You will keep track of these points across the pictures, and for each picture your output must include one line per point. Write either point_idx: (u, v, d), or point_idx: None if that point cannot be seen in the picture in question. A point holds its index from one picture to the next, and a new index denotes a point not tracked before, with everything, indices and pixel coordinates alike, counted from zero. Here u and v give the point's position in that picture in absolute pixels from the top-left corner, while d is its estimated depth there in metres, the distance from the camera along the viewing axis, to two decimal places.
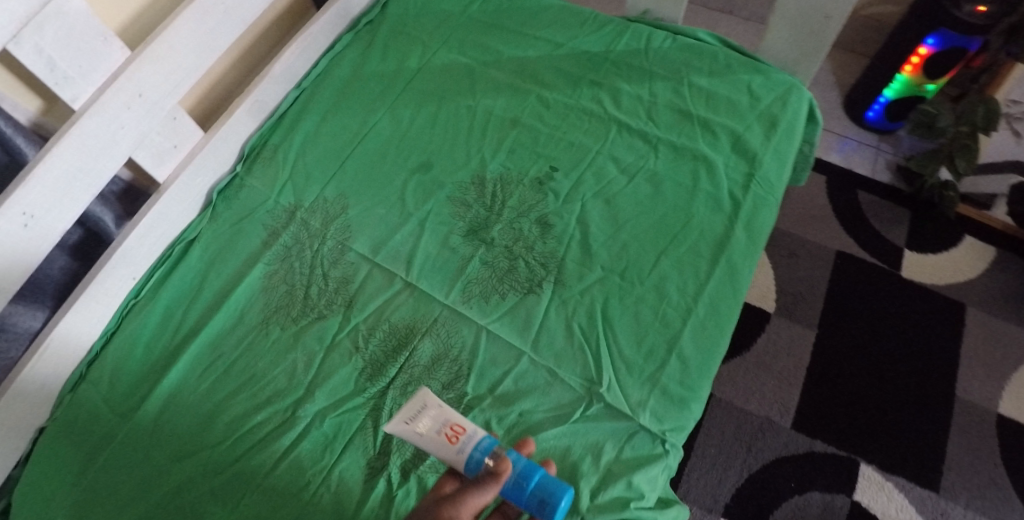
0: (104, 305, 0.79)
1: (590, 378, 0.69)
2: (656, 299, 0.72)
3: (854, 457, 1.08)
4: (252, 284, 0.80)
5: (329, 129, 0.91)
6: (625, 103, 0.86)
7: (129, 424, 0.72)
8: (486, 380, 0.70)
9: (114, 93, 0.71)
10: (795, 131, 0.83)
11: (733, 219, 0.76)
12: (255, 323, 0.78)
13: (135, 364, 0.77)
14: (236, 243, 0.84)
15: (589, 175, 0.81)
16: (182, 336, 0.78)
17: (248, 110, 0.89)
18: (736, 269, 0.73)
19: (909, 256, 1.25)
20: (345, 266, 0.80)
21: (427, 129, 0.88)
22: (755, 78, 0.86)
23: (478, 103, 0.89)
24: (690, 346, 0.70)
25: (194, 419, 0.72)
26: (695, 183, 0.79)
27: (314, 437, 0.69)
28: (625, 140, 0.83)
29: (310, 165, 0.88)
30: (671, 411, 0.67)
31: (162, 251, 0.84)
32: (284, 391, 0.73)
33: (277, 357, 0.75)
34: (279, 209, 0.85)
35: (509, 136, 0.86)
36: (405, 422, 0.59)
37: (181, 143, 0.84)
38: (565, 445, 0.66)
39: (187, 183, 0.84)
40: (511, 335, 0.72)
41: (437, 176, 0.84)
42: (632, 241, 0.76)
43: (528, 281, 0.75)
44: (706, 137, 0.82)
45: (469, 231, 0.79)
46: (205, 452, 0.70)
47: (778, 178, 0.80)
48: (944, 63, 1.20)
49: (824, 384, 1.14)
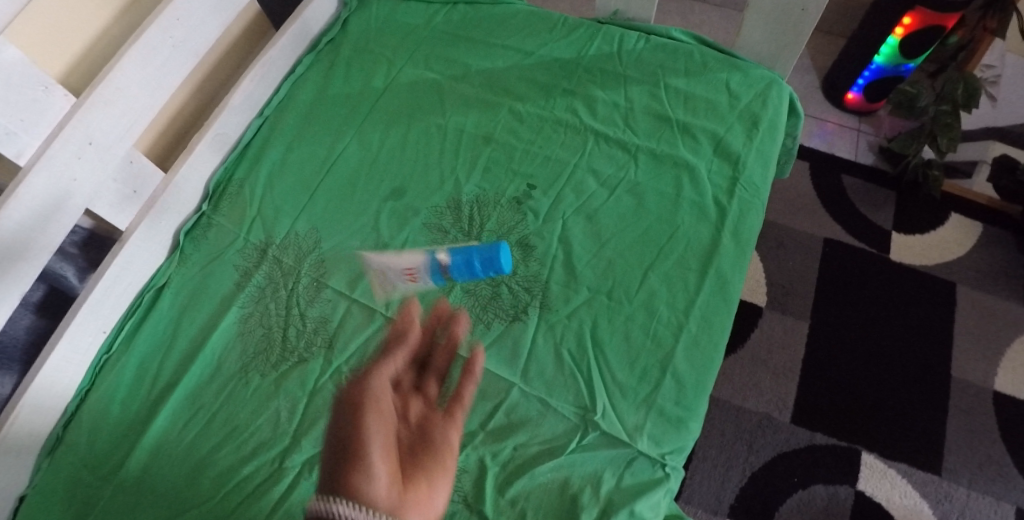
0: (75, 363, 0.75)
1: (584, 405, 0.66)
2: (646, 317, 0.70)
3: (855, 447, 1.07)
4: (228, 329, 0.77)
5: (297, 158, 0.87)
6: (600, 111, 0.83)
7: (110, 489, 0.69)
8: (476, 415, 0.68)
9: (63, 143, 0.67)
10: (777, 129, 0.80)
11: (720, 227, 0.74)
12: (234, 370, 0.75)
13: (112, 423, 0.74)
14: (207, 286, 0.80)
15: (568, 191, 0.78)
16: (159, 390, 0.75)
17: (210, 145, 0.85)
18: (726, 279, 0.71)
19: (897, 237, 1.24)
20: (322, 303, 0.77)
21: (399, 151, 0.85)
22: (732, 76, 0.84)
23: (448, 121, 0.86)
24: (685, 363, 0.68)
25: (178, 478, 0.69)
26: (677, 191, 0.76)
27: (304, 488, 0.67)
28: (603, 151, 0.80)
29: (279, 198, 0.84)
30: (670, 433, 0.65)
31: (131, 301, 0.81)
32: (269, 441, 0.70)
33: (260, 405, 0.72)
34: (250, 247, 0.82)
35: (483, 154, 0.83)
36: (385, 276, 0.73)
37: (142, 189, 0.81)
38: (562, 477, 0.64)
39: (150, 228, 0.81)
40: (499, 367, 0.69)
41: (411, 201, 0.81)
42: (617, 257, 0.73)
43: (512, 308, 0.72)
44: (686, 142, 0.79)
45: None
46: (192, 513, 0.67)
47: (762, 179, 0.77)
48: (921, 43, 1.18)
49: (821, 374, 1.12)
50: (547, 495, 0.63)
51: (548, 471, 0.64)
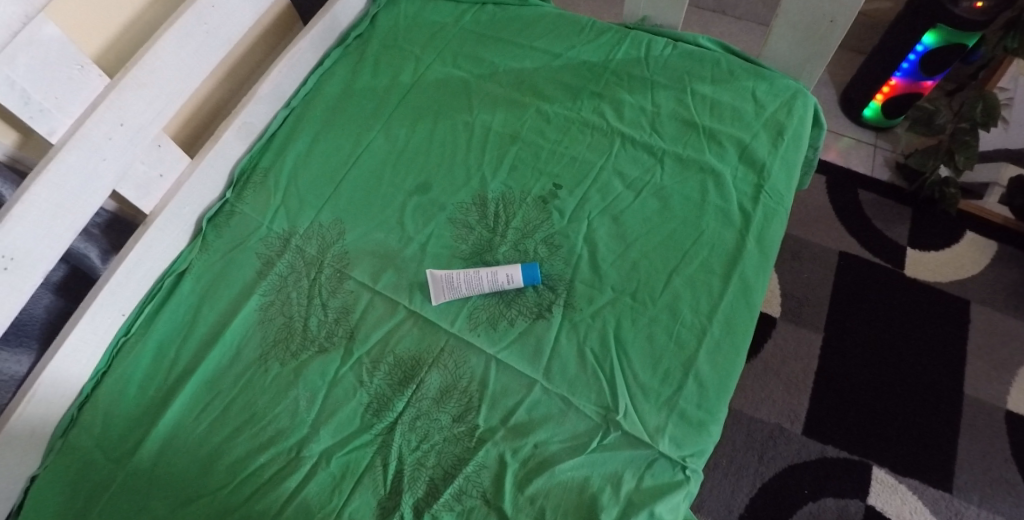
0: (93, 344, 0.75)
1: (606, 405, 0.66)
2: (670, 320, 0.70)
3: (866, 461, 1.06)
4: (249, 316, 0.77)
5: (322, 150, 0.87)
6: (627, 115, 0.84)
7: (125, 471, 0.69)
8: (498, 411, 0.68)
9: (95, 123, 0.68)
10: (802, 138, 0.81)
11: (744, 233, 0.74)
12: (253, 358, 0.74)
13: (128, 406, 0.74)
14: (229, 273, 0.80)
15: (594, 192, 0.78)
16: (177, 374, 0.75)
17: (236, 134, 0.86)
18: (750, 285, 0.71)
19: (912, 253, 1.24)
20: (344, 295, 0.77)
21: (424, 147, 0.86)
22: (759, 84, 0.84)
23: (475, 119, 0.87)
24: (707, 367, 0.68)
25: (194, 463, 0.69)
26: (703, 196, 0.76)
27: (321, 478, 0.67)
28: (629, 154, 0.81)
29: (304, 189, 0.85)
30: (691, 436, 0.65)
31: (151, 285, 0.81)
32: (287, 430, 0.70)
33: (278, 394, 0.72)
34: (272, 236, 0.82)
35: (509, 153, 0.83)
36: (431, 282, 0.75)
37: (167, 172, 0.81)
38: (583, 476, 0.64)
39: (175, 213, 0.81)
40: (521, 363, 0.69)
41: (437, 197, 0.81)
42: (642, 259, 0.73)
43: (536, 306, 0.72)
44: (712, 148, 0.80)
45: (473, 254, 0.77)
46: (207, 499, 0.67)
47: (787, 187, 0.77)
48: (941, 62, 1.19)
49: (833, 388, 1.12)
50: (567, 494, 0.63)
51: (568, 470, 0.64)
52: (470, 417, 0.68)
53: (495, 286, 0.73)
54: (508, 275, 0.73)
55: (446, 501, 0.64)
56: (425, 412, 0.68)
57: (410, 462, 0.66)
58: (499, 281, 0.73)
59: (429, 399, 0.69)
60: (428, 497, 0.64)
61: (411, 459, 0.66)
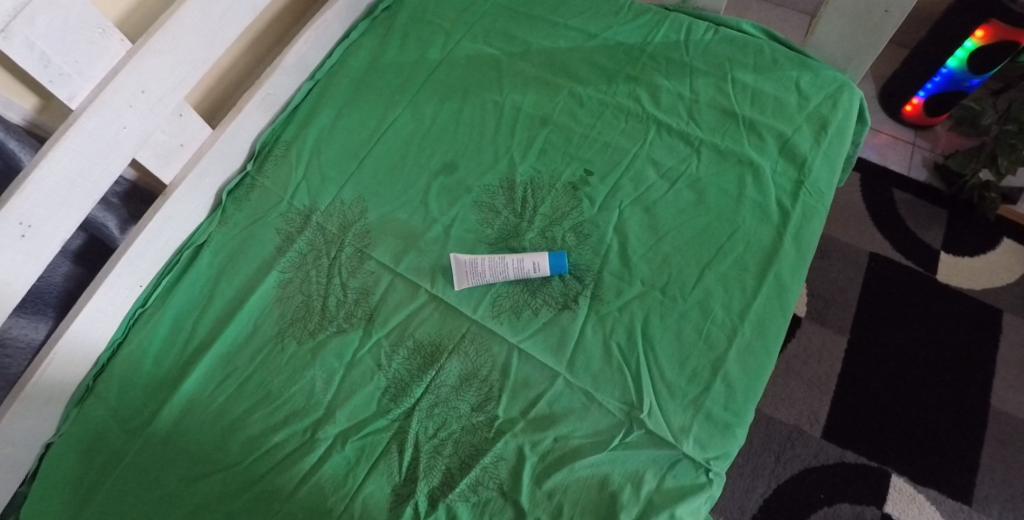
0: (109, 314, 0.74)
1: (630, 402, 0.64)
2: (700, 317, 0.67)
3: (886, 468, 1.04)
4: (267, 292, 0.75)
5: (346, 125, 0.85)
6: (664, 101, 0.80)
7: (139, 443, 0.68)
8: (518, 402, 0.66)
9: (115, 90, 0.66)
10: (845, 135, 0.77)
11: (782, 230, 0.71)
12: (270, 336, 0.73)
13: (143, 378, 0.73)
14: (248, 248, 0.79)
15: (626, 180, 0.76)
16: (193, 348, 0.74)
17: (259, 105, 0.84)
18: (785, 285, 0.68)
19: (946, 258, 1.21)
20: (364, 275, 0.75)
21: (452, 126, 0.83)
22: (803, 75, 0.80)
23: (505, 98, 0.84)
24: (736, 368, 0.65)
25: (207, 439, 0.68)
26: (740, 190, 0.73)
27: (336, 461, 0.65)
28: (665, 142, 0.78)
29: (326, 165, 0.82)
30: (716, 438, 0.63)
31: (169, 257, 0.79)
32: (302, 411, 0.69)
33: (294, 373, 0.71)
34: (293, 212, 0.80)
35: (539, 135, 0.80)
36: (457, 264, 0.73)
37: (188, 142, 0.79)
38: (603, 473, 0.62)
39: (194, 184, 0.80)
40: (544, 354, 0.67)
41: (463, 178, 0.79)
42: (673, 252, 0.71)
43: (562, 296, 0.70)
44: (751, 140, 0.76)
45: (498, 240, 0.74)
46: (220, 476, 0.66)
47: (828, 185, 0.74)
48: (990, 60, 1.14)
49: (855, 392, 1.09)
50: (586, 491, 0.61)
51: (588, 466, 0.62)
52: (490, 407, 0.66)
53: (520, 273, 0.71)
54: (535, 263, 0.71)
55: (462, 492, 0.62)
56: (443, 400, 0.67)
57: (426, 449, 0.65)
58: (525, 268, 0.71)
59: (447, 387, 0.67)
60: (443, 486, 0.63)
61: (428, 447, 0.65)
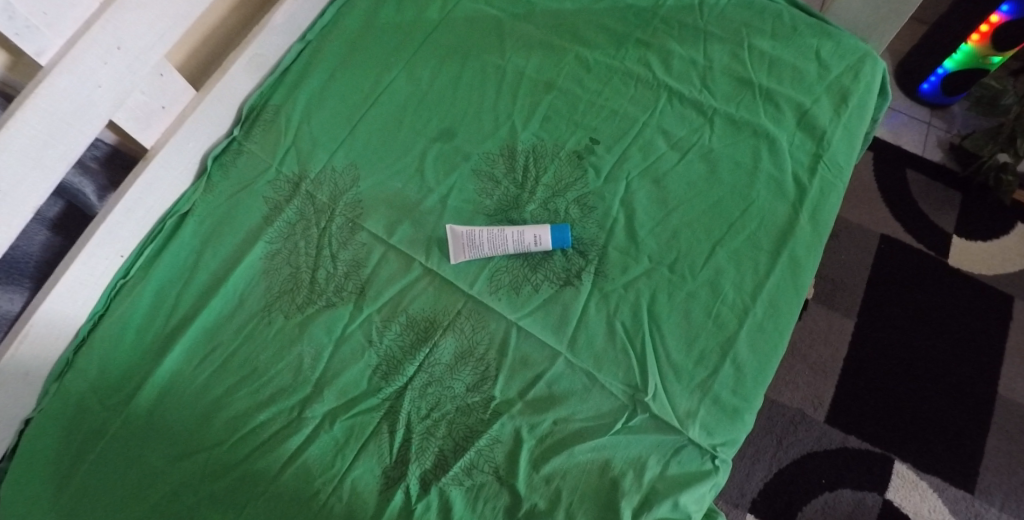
0: (89, 285, 0.70)
1: (634, 384, 0.61)
2: (710, 297, 0.64)
3: (888, 455, 1.01)
4: (253, 264, 0.72)
5: (338, 88, 0.80)
6: (675, 68, 0.76)
7: (121, 419, 0.66)
8: (516, 383, 0.62)
9: (89, 45, 0.61)
10: (866, 108, 0.73)
11: (798, 207, 0.67)
12: (257, 309, 0.69)
13: (126, 352, 0.69)
14: (234, 217, 0.75)
15: (634, 150, 0.71)
16: (177, 321, 0.70)
17: (246, 66, 0.79)
18: (799, 265, 0.65)
19: (958, 241, 1.17)
20: (356, 247, 0.71)
21: (450, 90, 0.78)
22: (824, 43, 0.76)
23: (507, 62, 0.79)
24: (747, 351, 0.62)
25: (192, 416, 0.65)
26: (755, 162, 0.69)
27: (324, 441, 0.62)
28: (676, 111, 0.73)
29: (316, 130, 0.78)
30: (723, 424, 0.60)
31: (152, 225, 0.76)
32: (289, 388, 0.65)
33: (281, 349, 0.67)
34: (281, 179, 0.76)
35: (542, 102, 0.76)
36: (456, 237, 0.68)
37: (170, 104, 0.74)
38: (604, 458, 0.59)
39: (177, 150, 0.75)
40: (545, 333, 0.64)
41: (461, 145, 0.75)
42: (683, 228, 0.67)
43: (564, 272, 0.66)
44: (768, 111, 0.72)
45: (498, 211, 0.70)
46: (205, 454, 0.63)
47: (847, 159, 0.70)
48: (1017, 35, 1.09)
49: (861, 376, 1.07)
50: (586, 476, 0.58)
51: (588, 450, 0.59)
52: (486, 387, 0.62)
53: (520, 247, 0.67)
54: (536, 236, 0.66)
55: (456, 475, 0.59)
56: (437, 379, 0.63)
57: (419, 430, 0.62)
58: (526, 242, 0.67)
59: (442, 365, 0.64)
60: (436, 469, 0.60)
61: (420, 428, 0.62)
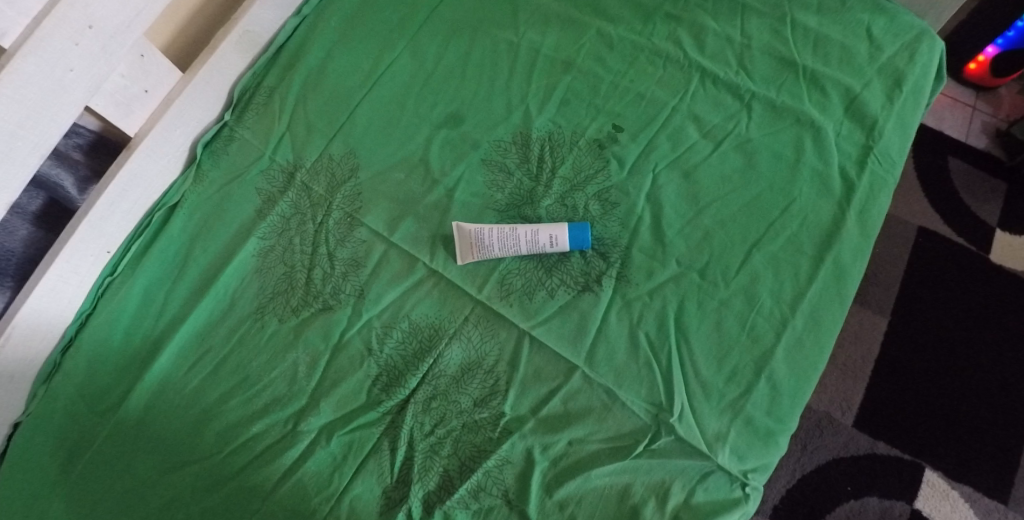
0: (74, 284, 0.66)
1: (658, 403, 0.55)
2: (744, 306, 0.57)
3: (919, 462, 0.96)
4: (246, 261, 0.66)
5: (335, 68, 0.74)
6: (709, 46, 0.68)
7: (108, 428, 0.61)
8: (528, 398, 0.57)
9: (56, 24, 0.55)
10: (922, 94, 0.65)
11: (845, 206, 0.60)
12: (249, 311, 0.64)
13: (113, 354, 0.65)
14: (224, 209, 0.69)
15: (662, 139, 0.65)
16: (166, 322, 0.66)
17: (235, 44, 0.73)
18: (845, 271, 0.58)
19: (1001, 235, 1.09)
20: (355, 244, 0.65)
21: (458, 70, 0.71)
22: (876, 18, 0.67)
23: (521, 38, 0.72)
24: (784, 367, 0.56)
25: (183, 426, 0.61)
26: (797, 155, 0.62)
27: (320, 457, 0.58)
28: (709, 95, 0.66)
29: (313, 115, 0.72)
30: (756, 448, 0.54)
31: (139, 219, 0.70)
32: (283, 398, 0.60)
33: (275, 355, 0.62)
34: (275, 168, 0.70)
35: (560, 84, 0.69)
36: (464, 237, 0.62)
37: (154, 88, 0.69)
38: (623, 483, 0.54)
39: (163, 137, 0.70)
40: (560, 344, 0.58)
41: (469, 131, 0.68)
42: (715, 228, 0.60)
43: (583, 276, 0.60)
44: (812, 96, 0.64)
45: (510, 206, 0.64)
46: (196, 468, 0.59)
47: (900, 152, 0.63)
48: None
49: (893, 378, 1.00)
50: (603, 503, 0.53)
51: (606, 475, 0.54)
52: (495, 402, 0.57)
53: (534, 248, 0.61)
54: (551, 236, 0.60)
55: (461, 498, 0.55)
56: (442, 392, 0.58)
57: (422, 449, 0.57)
58: (540, 243, 0.60)
59: (447, 377, 0.58)
60: (441, 491, 0.55)
61: (424, 446, 0.57)
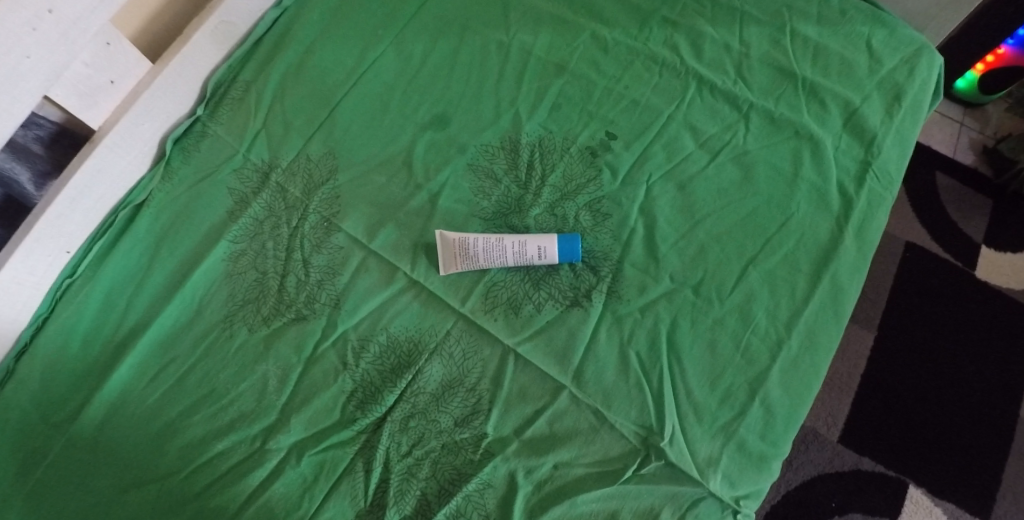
0: (29, 286, 0.61)
1: (647, 426, 0.53)
2: (739, 325, 0.55)
3: (903, 478, 0.94)
4: (215, 266, 0.63)
5: (315, 64, 0.70)
6: (707, 53, 0.66)
7: (62, 443, 0.57)
8: (512, 418, 0.54)
9: (11, 7, 0.50)
10: (922, 109, 0.63)
11: (843, 223, 0.58)
12: (217, 320, 0.61)
13: (69, 362, 0.61)
14: (194, 210, 0.66)
15: (657, 148, 0.62)
16: (128, 330, 0.62)
17: (210, 34, 0.69)
18: (842, 290, 0.56)
19: (986, 252, 1.08)
20: (332, 250, 0.62)
21: (446, 70, 0.68)
22: (877, 30, 0.65)
23: (512, 38, 0.69)
24: (779, 390, 0.54)
25: (143, 442, 0.57)
26: (795, 169, 0.60)
27: (289, 478, 0.54)
28: (706, 104, 0.64)
29: (291, 112, 0.68)
30: (748, 473, 0.52)
31: (102, 218, 0.66)
32: (251, 414, 0.57)
33: (243, 367, 0.58)
34: (249, 167, 0.66)
35: (552, 87, 0.66)
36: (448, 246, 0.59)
37: (120, 79, 0.64)
38: (610, 510, 0.51)
39: (129, 131, 0.66)
40: (546, 362, 0.55)
41: (456, 134, 0.65)
42: (710, 242, 0.58)
43: (571, 291, 0.57)
44: (811, 108, 0.62)
45: (496, 214, 0.61)
46: (156, 487, 0.55)
47: (899, 168, 0.61)
48: None
49: (878, 395, 0.99)
50: None
51: (593, 500, 0.51)
52: (477, 422, 0.54)
53: (521, 260, 0.58)
54: (540, 248, 0.57)
55: None
56: (421, 410, 0.55)
57: (398, 471, 0.53)
58: (528, 254, 0.58)
59: (427, 394, 0.55)
60: (417, 516, 0.52)
61: (401, 467, 0.54)
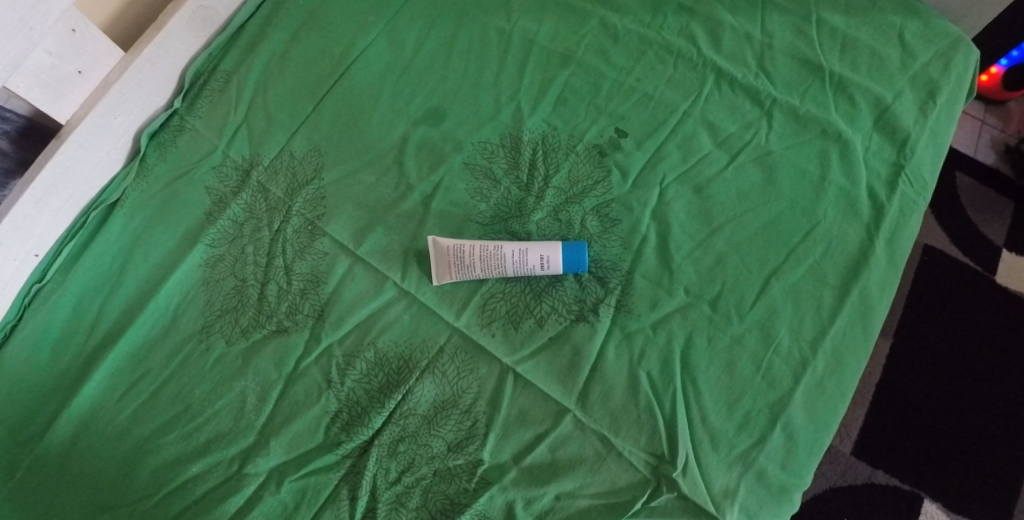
0: None
1: (658, 454, 0.48)
2: (760, 344, 0.50)
3: (917, 492, 0.88)
4: (191, 272, 0.58)
5: (301, 53, 0.65)
6: (725, 44, 0.61)
7: (26, 465, 0.53)
8: (510, 443, 0.50)
9: None
10: (957, 107, 0.57)
11: (874, 231, 0.53)
12: (192, 331, 0.56)
13: (36, 375, 0.56)
14: (170, 211, 0.61)
15: (672, 147, 0.57)
16: (98, 340, 0.57)
17: (187, 20, 0.64)
18: (872, 306, 0.51)
19: (1008, 257, 0.99)
20: (316, 256, 0.57)
21: (441, 61, 0.63)
22: (912, 19, 0.60)
23: (514, 26, 0.63)
24: (802, 415, 0.49)
25: (113, 463, 0.53)
26: (823, 172, 0.55)
27: (268, 506, 0.50)
28: (724, 99, 0.58)
29: (274, 105, 0.63)
30: (767, 506, 0.47)
31: (73, 218, 0.61)
32: (228, 435, 0.52)
33: (221, 383, 0.54)
34: (229, 165, 0.61)
35: (557, 80, 0.61)
36: (441, 255, 0.54)
37: (89, 68, 0.59)
38: None
39: (100, 125, 0.61)
40: (548, 383, 0.51)
41: (452, 130, 0.60)
42: (729, 252, 0.53)
43: (577, 305, 0.53)
44: (839, 105, 0.57)
45: (495, 219, 0.56)
46: (125, 513, 0.51)
47: (933, 172, 0.56)
48: None
49: (895, 404, 0.92)
50: None
51: None
52: (473, 447, 0.50)
53: (522, 270, 0.53)
54: (543, 257, 0.53)
55: None
56: (412, 433, 0.50)
57: (386, 499, 0.49)
58: (529, 264, 0.53)
59: (418, 416, 0.51)
60: None
61: (388, 496, 0.49)
